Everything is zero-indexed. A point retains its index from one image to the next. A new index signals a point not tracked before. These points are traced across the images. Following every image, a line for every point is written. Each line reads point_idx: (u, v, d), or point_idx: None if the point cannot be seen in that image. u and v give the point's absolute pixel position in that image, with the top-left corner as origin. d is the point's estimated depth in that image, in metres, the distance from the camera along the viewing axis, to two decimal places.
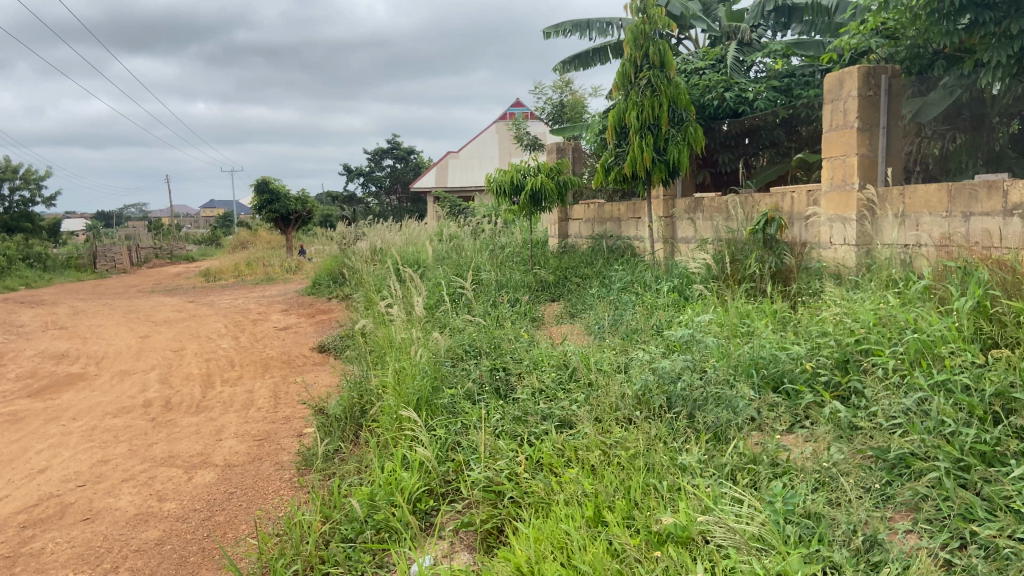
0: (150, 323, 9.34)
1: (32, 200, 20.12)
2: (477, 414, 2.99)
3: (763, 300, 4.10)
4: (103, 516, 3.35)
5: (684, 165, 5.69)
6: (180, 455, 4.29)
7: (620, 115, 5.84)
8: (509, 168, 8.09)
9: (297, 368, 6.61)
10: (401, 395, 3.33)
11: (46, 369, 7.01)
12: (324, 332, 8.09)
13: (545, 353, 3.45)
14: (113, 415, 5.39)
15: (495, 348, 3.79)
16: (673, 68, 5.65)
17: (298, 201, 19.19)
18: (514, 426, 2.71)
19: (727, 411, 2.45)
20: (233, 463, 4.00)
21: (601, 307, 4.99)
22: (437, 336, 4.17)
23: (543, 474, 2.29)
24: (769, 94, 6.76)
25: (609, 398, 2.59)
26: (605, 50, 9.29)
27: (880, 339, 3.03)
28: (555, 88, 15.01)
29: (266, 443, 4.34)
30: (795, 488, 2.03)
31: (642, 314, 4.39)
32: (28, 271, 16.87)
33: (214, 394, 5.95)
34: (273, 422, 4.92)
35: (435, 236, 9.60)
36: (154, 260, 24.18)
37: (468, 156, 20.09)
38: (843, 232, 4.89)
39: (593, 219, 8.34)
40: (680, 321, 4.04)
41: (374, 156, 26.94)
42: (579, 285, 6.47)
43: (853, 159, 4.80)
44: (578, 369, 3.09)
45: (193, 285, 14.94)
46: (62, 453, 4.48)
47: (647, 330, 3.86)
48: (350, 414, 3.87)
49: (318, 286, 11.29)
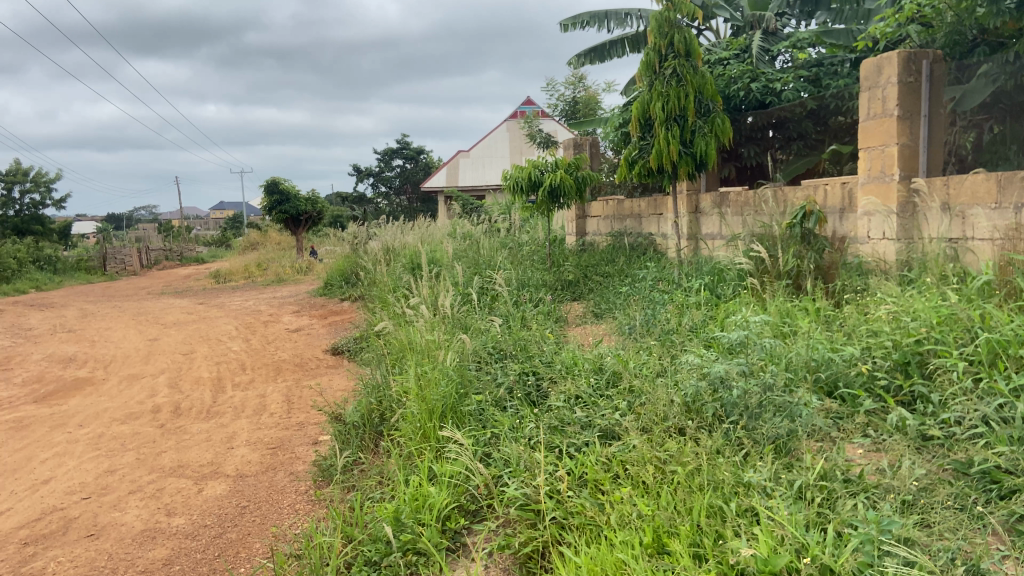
0: (160, 326, 9.17)
1: (42, 202, 20.02)
2: (509, 423, 2.77)
3: (805, 298, 3.87)
4: (108, 532, 3.15)
5: (711, 158, 5.45)
6: (190, 464, 4.09)
7: (644, 107, 5.61)
8: (525, 164, 7.86)
9: (310, 371, 6.41)
10: (425, 402, 3.11)
11: (53, 373, 6.84)
12: (337, 334, 7.89)
13: (577, 357, 3.22)
14: (121, 422, 5.20)
15: (524, 352, 3.57)
16: (700, 56, 5.40)
17: (308, 202, 19.02)
18: (551, 437, 2.49)
19: (788, 421, 2.20)
20: (245, 473, 3.80)
21: (631, 306, 4.75)
22: (461, 338, 3.95)
23: (588, 493, 2.06)
24: (798, 84, 6.51)
25: (656, 406, 2.35)
26: (623, 42, 9.04)
27: (944, 339, 2.78)
28: (568, 84, 14.77)
29: (280, 452, 4.14)
30: (881, 510, 1.79)
31: (674, 314, 4.15)
32: (38, 273, 16.78)
33: (225, 399, 5.76)
34: (286, 428, 4.72)
35: (448, 235, 9.38)
36: (165, 262, 24.08)
37: (479, 155, 19.88)
38: (882, 225, 4.64)
39: (612, 216, 8.11)
40: (716, 321, 3.81)
41: (380, 157, 26.78)
42: (601, 284, 6.25)
43: (893, 149, 4.56)
44: (618, 374, 2.86)
45: (203, 287, 14.79)
46: (67, 463, 4.29)
47: (683, 331, 3.64)
48: (368, 421, 3.67)
49: (330, 287, 11.10)
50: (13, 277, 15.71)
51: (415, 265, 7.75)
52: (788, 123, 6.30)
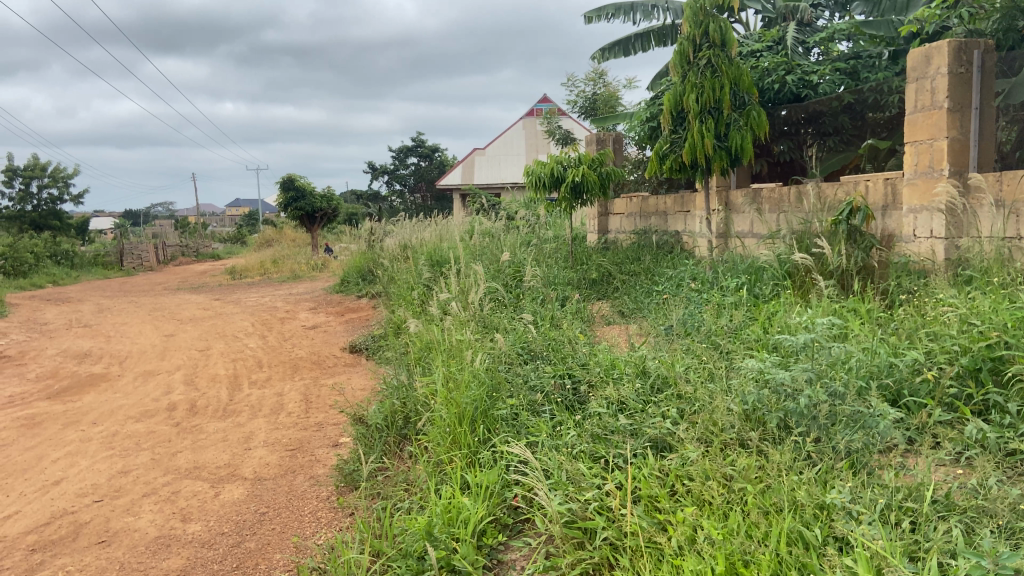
0: (175, 322, 9.04)
1: (60, 197, 20.01)
2: (547, 430, 2.58)
3: (853, 298, 3.67)
4: (121, 539, 2.99)
5: (747, 152, 5.24)
6: (207, 466, 3.93)
7: (676, 99, 5.40)
8: (549, 160, 7.68)
9: (328, 370, 6.23)
10: (454, 405, 2.93)
11: (67, 369, 6.72)
12: (354, 332, 7.74)
13: (616, 358, 3.04)
14: (135, 420, 5.05)
15: (558, 354, 3.38)
16: (736, 47, 5.19)
17: (324, 199, 18.90)
18: (595, 447, 2.31)
19: (862, 432, 2.01)
20: (264, 477, 3.64)
21: (665, 307, 4.56)
22: (490, 338, 3.77)
23: (644, 510, 1.88)
24: (835, 77, 6.24)
25: (712, 413, 2.15)
26: (649, 36, 8.81)
27: (1019, 343, 2.57)
28: (589, 80, 14.56)
29: (299, 454, 3.97)
30: (983, 538, 1.59)
31: (712, 315, 3.94)
32: (55, 268, 16.75)
33: (242, 398, 5.60)
34: (305, 429, 4.56)
35: (467, 232, 9.19)
36: (181, 258, 24.04)
37: (495, 153, 19.70)
38: (929, 224, 4.40)
39: (636, 214, 7.90)
40: (758, 323, 3.62)
41: (396, 154, 26.64)
42: (628, 282, 6.06)
43: (942, 143, 4.33)
44: (664, 378, 2.67)
45: (219, 283, 14.70)
46: (80, 463, 4.14)
47: (725, 333, 3.45)
48: (392, 424, 3.51)
49: (346, 283, 10.94)
50: (30, 272, 15.67)
51: (435, 262, 7.56)
52: (823, 117, 6.11)
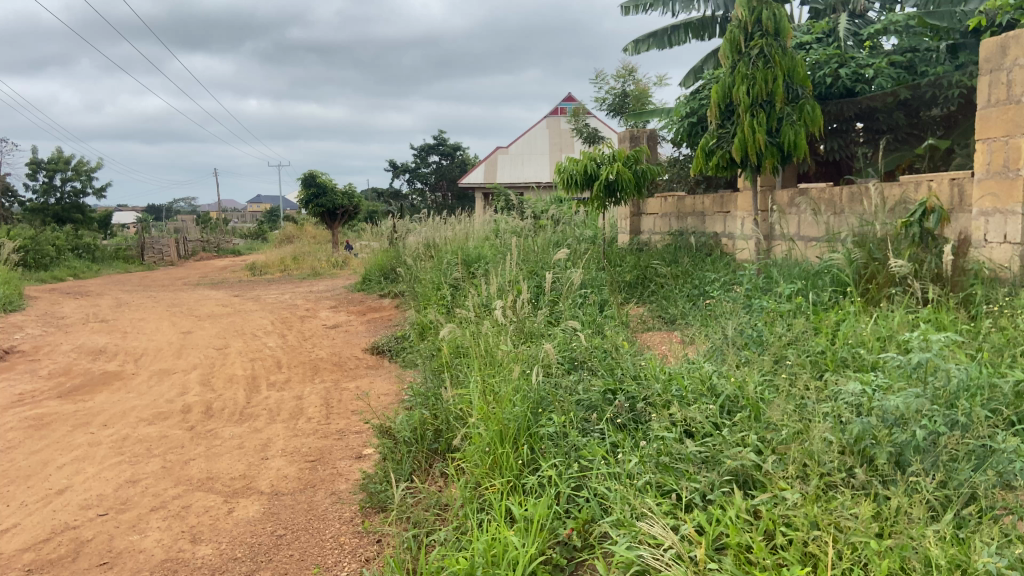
0: (194, 318, 8.82)
1: (83, 191, 19.96)
2: (601, 455, 2.27)
3: (929, 309, 3.34)
4: (124, 561, 2.72)
5: (801, 149, 4.92)
6: (221, 477, 3.65)
7: (725, 91, 5.09)
8: (581, 156, 7.36)
9: (349, 372, 5.95)
10: (494, 422, 2.63)
11: (81, 366, 6.49)
12: (377, 332, 7.46)
13: (673, 372, 2.73)
14: (148, 422, 4.80)
15: (604, 366, 3.07)
16: (790, 36, 4.87)
17: (346, 196, 18.66)
18: (663, 479, 1.99)
19: (992, 472, 1.68)
20: (282, 491, 3.35)
21: (712, 318, 4.24)
22: (529, 344, 3.46)
23: (737, 566, 1.55)
24: (891, 71, 5.86)
25: (805, 444, 1.83)
26: (687, 28, 8.45)
27: None
28: (618, 77, 14.22)
29: (320, 466, 3.67)
30: None
31: (770, 324, 3.62)
32: (76, 261, 16.64)
33: (260, 400, 5.33)
34: (326, 436, 4.28)
35: (492, 231, 8.88)
36: (202, 253, 23.96)
37: (518, 152, 19.32)
38: (1003, 228, 4.02)
39: (671, 214, 7.56)
40: (823, 335, 3.30)
41: (418, 152, 26.39)
42: (667, 286, 5.74)
43: (1018, 140, 3.94)
44: (733, 397, 2.34)
45: (239, 279, 14.50)
46: (86, 470, 3.88)
47: (788, 347, 3.13)
48: (422, 438, 3.23)
49: (368, 282, 10.68)
50: (52, 265, 15.58)
51: (462, 260, 7.26)
52: (878, 114, 6.02)
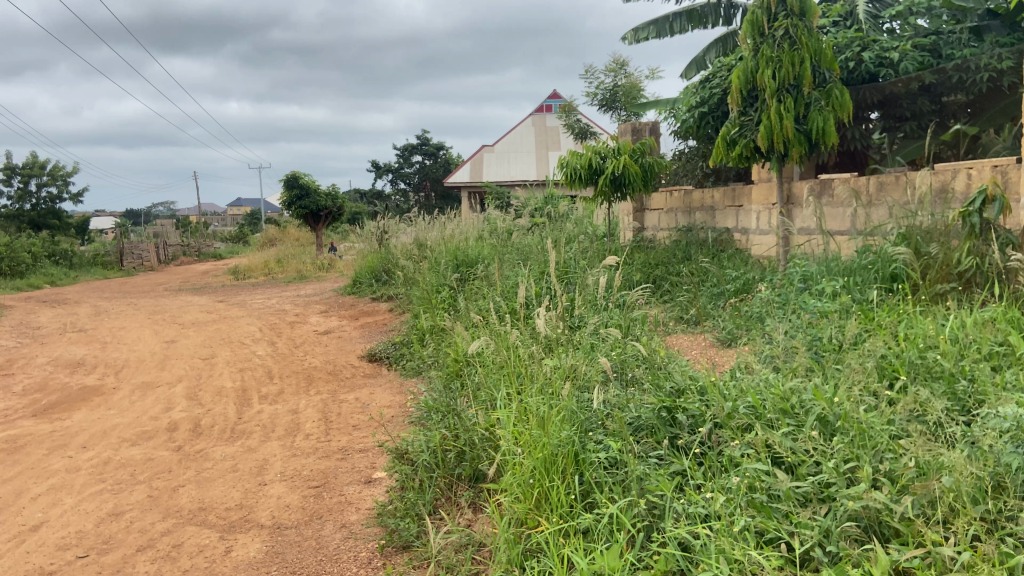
0: (177, 326, 8.37)
1: (59, 196, 19.37)
2: (672, 490, 1.93)
3: (1000, 309, 3.03)
4: None
5: (830, 137, 4.62)
6: (215, 507, 3.27)
7: (747, 76, 4.78)
8: (585, 150, 7.02)
9: (346, 382, 5.57)
10: (537, 448, 2.28)
11: (57, 381, 6.05)
12: (372, 339, 7.07)
13: (736, 388, 2.38)
14: (131, 443, 4.40)
15: (650, 379, 2.72)
16: (816, 16, 4.58)
17: (330, 197, 18.21)
18: (766, 524, 1.66)
19: None
20: (284, 524, 2.98)
21: (748, 323, 3.92)
22: (559, 353, 3.11)
23: None
24: (917, 54, 5.55)
25: (950, 482, 1.51)
26: (688, 15, 8.12)
27: None
28: (609, 72, 13.90)
29: (326, 494, 3.29)
30: None
31: (820, 327, 3.29)
32: (54, 268, 16.11)
33: (252, 415, 4.94)
34: (327, 456, 3.90)
35: (488, 230, 8.50)
36: (182, 257, 23.39)
37: (504, 150, 18.93)
38: None
39: (678, 209, 7.22)
40: (886, 339, 2.97)
41: (401, 152, 25.94)
42: (685, 285, 5.40)
43: None
44: (823, 417, 2.01)
45: (222, 284, 14.02)
46: (64, 501, 3.49)
47: (855, 354, 2.80)
48: (443, 461, 2.88)
49: (358, 285, 10.27)
50: (28, 272, 15.03)
51: (460, 262, 6.88)
52: (900, 101, 5.78)
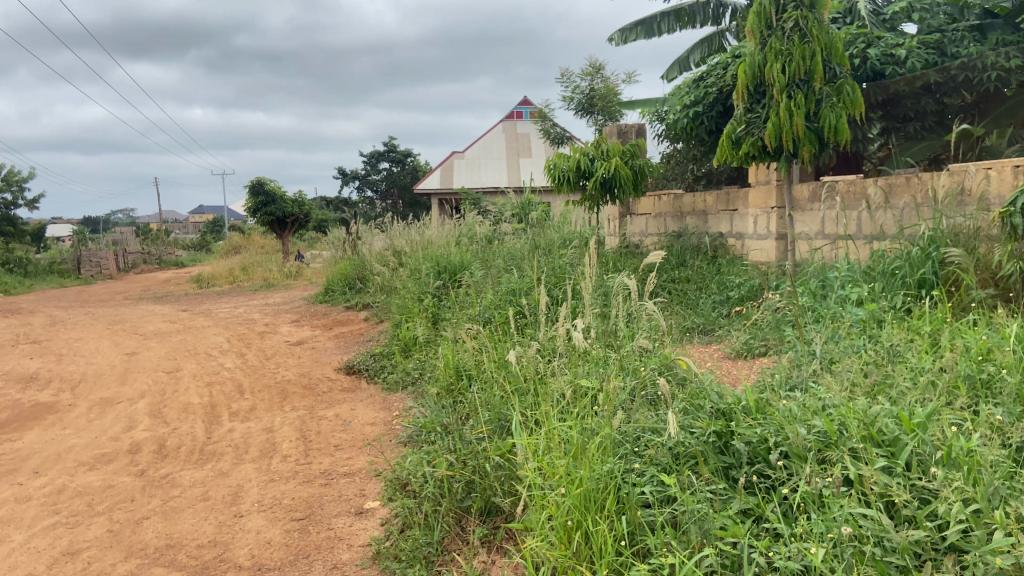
0: (137, 337, 7.87)
1: (14, 202, 18.61)
2: (748, 536, 1.63)
3: None
4: None
5: (842, 135, 4.35)
6: (185, 545, 2.88)
7: (754, 70, 4.52)
8: (573, 151, 6.71)
9: (324, 398, 5.17)
10: (575, 482, 1.95)
11: (7, 397, 5.57)
12: (348, 350, 6.68)
13: (796, 407, 2.07)
14: (88, 468, 3.97)
15: (684, 396, 2.39)
16: (827, 8, 4.31)
17: (297, 203, 17.69)
18: None
19: None
20: (266, 566, 2.61)
21: (766, 331, 3.64)
22: (572, 368, 2.77)
23: None
24: (922, 52, 5.34)
25: None
26: (676, 14, 7.88)
27: None
28: (585, 75, 13.67)
29: (312, 528, 2.92)
30: None
31: (853, 337, 3.01)
32: (8, 276, 15.39)
33: (222, 435, 4.53)
34: (308, 481, 3.52)
35: (468, 234, 8.15)
36: (142, 265, 22.63)
37: (476, 156, 18.60)
38: None
39: (667, 213, 6.95)
40: (932, 349, 2.70)
41: (369, 158, 25.46)
42: (683, 292, 5.11)
43: None
44: (919, 445, 1.71)
45: (187, 292, 13.47)
46: (12, 538, 3.08)
47: (907, 367, 2.51)
48: (449, 492, 2.55)
49: (330, 293, 9.85)
50: None
51: (443, 268, 6.52)
52: (903, 100, 5.59)
